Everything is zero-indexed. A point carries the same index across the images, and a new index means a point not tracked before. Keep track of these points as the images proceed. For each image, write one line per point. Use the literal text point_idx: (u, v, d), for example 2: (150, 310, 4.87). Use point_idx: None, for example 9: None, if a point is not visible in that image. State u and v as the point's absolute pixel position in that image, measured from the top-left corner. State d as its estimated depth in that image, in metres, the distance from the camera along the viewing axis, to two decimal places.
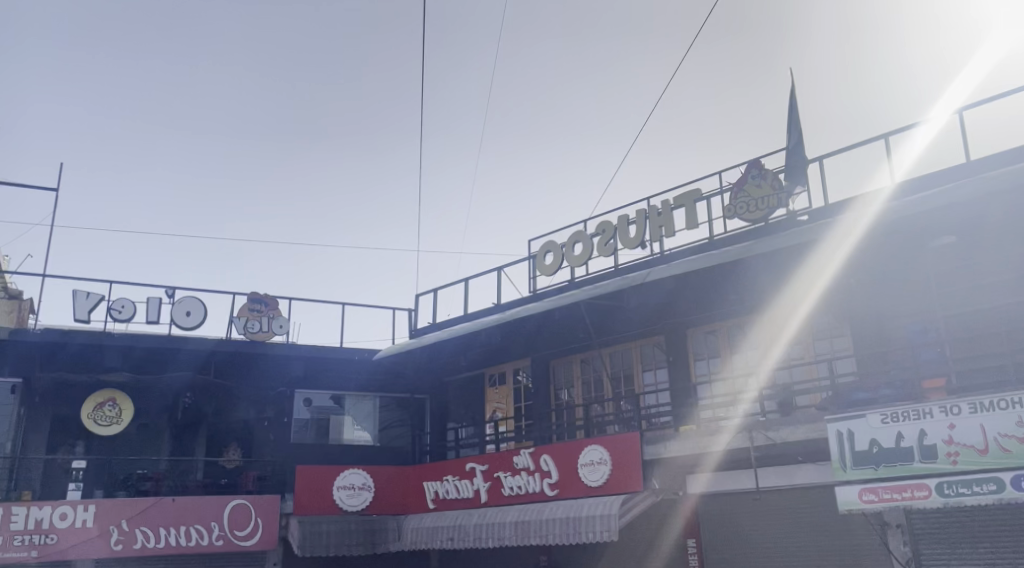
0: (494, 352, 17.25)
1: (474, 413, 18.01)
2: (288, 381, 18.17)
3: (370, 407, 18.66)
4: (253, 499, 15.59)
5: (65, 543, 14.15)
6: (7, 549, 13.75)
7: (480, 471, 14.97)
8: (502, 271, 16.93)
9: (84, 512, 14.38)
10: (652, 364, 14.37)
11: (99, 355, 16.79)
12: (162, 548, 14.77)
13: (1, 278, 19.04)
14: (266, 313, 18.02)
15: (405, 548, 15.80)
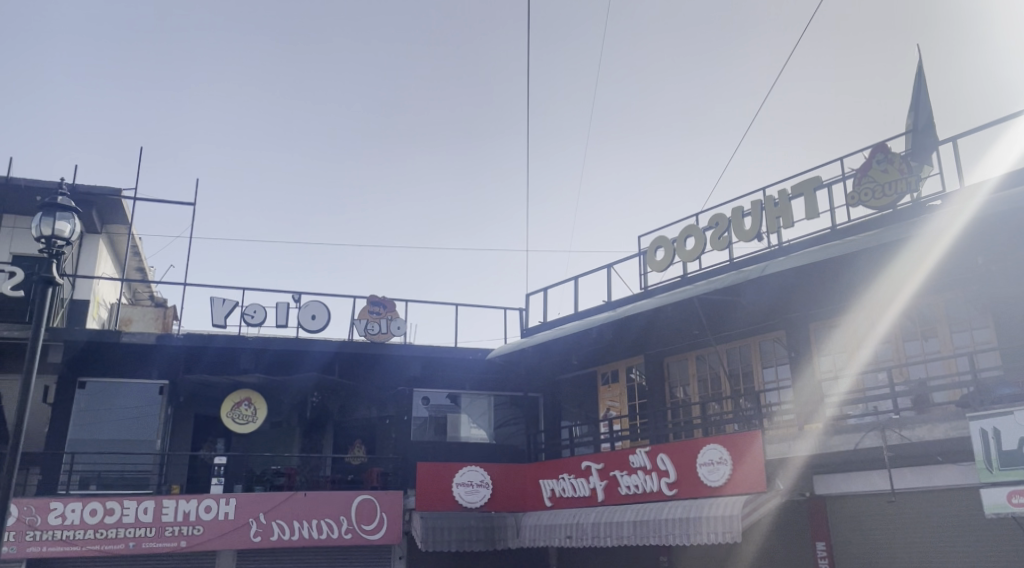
0: (607, 349, 17.25)
1: (588, 411, 18.09)
2: (407, 381, 18.68)
3: (485, 405, 19.07)
4: (378, 494, 16.13)
5: (210, 534, 15.03)
6: (159, 540, 14.73)
7: (596, 469, 15.04)
8: (612, 267, 16.97)
9: (226, 505, 15.23)
10: (773, 361, 14.12)
11: (235, 358, 17.78)
12: (296, 540, 15.48)
13: (147, 287, 20.45)
14: (384, 315, 18.63)
15: (523, 545, 16.06)
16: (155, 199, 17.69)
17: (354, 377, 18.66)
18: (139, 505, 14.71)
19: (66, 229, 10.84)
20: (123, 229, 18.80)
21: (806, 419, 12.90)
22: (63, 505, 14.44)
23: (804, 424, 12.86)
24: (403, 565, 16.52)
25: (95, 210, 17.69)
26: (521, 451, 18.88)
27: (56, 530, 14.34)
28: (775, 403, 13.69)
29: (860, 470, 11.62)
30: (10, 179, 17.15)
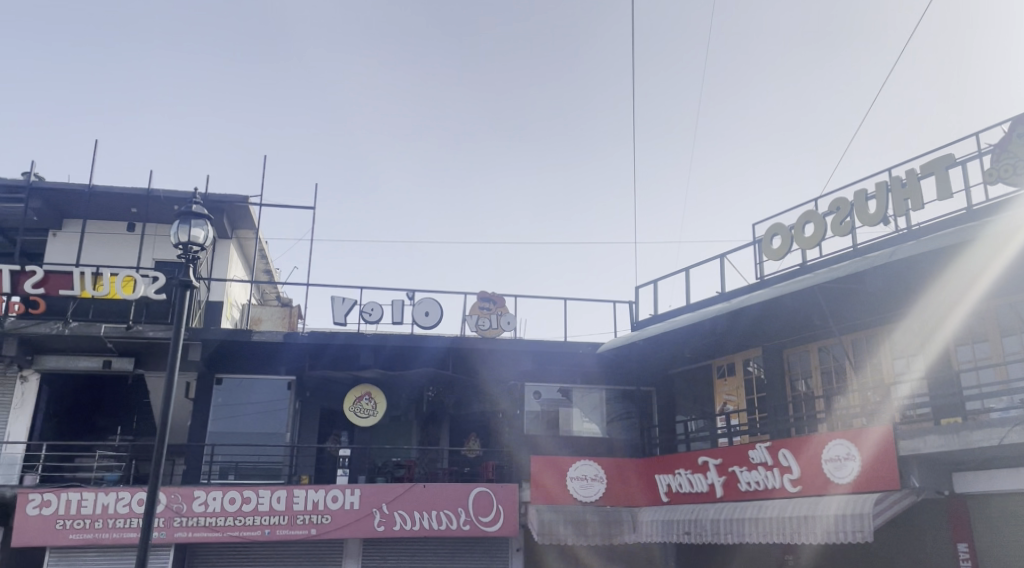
0: (724, 342, 17.09)
1: (703, 405, 17.97)
2: (519, 374, 19.16)
3: (597, 399, 19.26)
4: (494, 486, 16.52)
5: (337, 523, 15.80)
6: (291, 527, 15.61)
7: (714, 465, 15.01)
8: (724, 257, 16.83)
9: (351, 495, 15.96)
10: (903, 353, 13.72)
11: (355, 354, 18.54)
12: (417, 531, 16.05)
13: (272, 288, 21.57)
14: (494, 311, 19.04)
15: (641, 540, 16.18)
16: (279, 204, 18.67)
17: (466, 372, 19.13)
18: (272, 494, 15.65)
19: (200, 235, 11.63)
20: (252, 234, 19.89)
21: (944, 412, 12.52)
22: (204, 494, 15.55)
23: (942, 417, 12.51)
24: (521, 556, 16.91)
25: (225, 217, 18.81)
26: (636, 446, 18.99)
27: (199, 516, 15.46)
28: (908, 395, 13.38)
29: (1011, 466, 11.55)
30: (150, 191, 18.39)
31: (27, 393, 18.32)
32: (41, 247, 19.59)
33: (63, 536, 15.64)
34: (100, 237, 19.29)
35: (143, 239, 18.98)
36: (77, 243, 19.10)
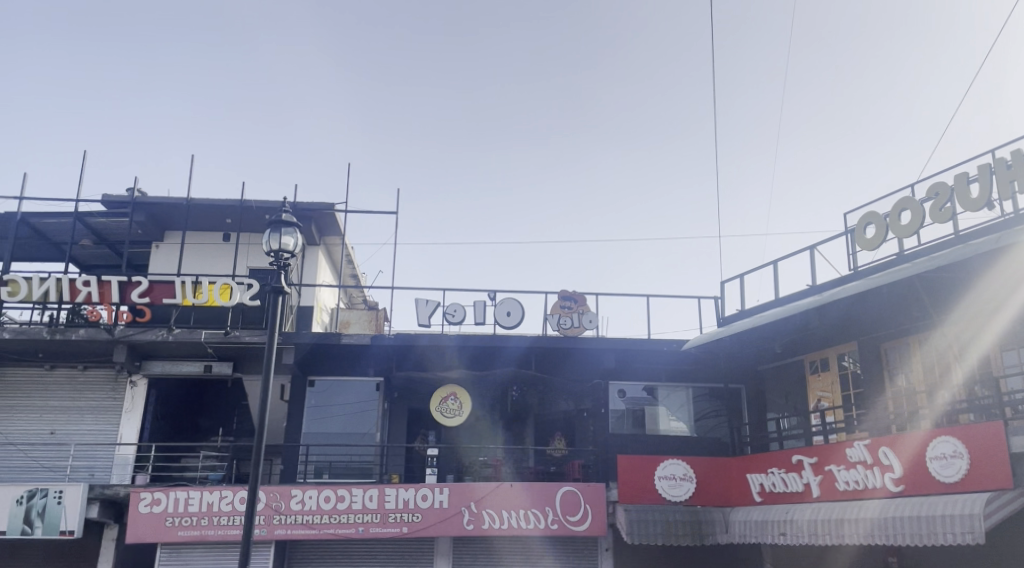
0: (817, 336, 16.73)
1: (796, 402, 17.63)
2: (602, 373, 19.12)
3: (684, 397, 19.24)
4: (581, 486, 16.54)
5: (427, 521, 16.08)
6: (384, 525, 16.00)
7: (809, 464, 14.73)
8: (815, 249, 16.51)
9: (440, 494, 16.22)
10: (1014, 344, 13.21)
11: (439, 355, 18.90)
12: (506, 530, 16.20)
13: (356, 292, 22.09)
14: (576, 309, 19.10)
15: (733, 541, 15.97)
16: (365, 210, 19.66)
17: (549, 371, 19.35)
18: (366, 493, 16.08)
19: (291, 242, 11.99)
20: (338, 239, 20.50)
21: None
22: (301, 493, 16.06)
23: None
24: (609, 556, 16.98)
25: (313, 224, 19.42)
26: (724, 444, 18.82)
27: (297, 514, 15.97)
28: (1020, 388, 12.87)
29: None
30: (243, 202, 19.06)
31: (137, 396, 19.84)
32: (144, 258, 20.50)
33: (174, 533, 16.83)
34: (197, 247, 20.12)
35: (237, 248, 19.68)
36: (177, 254, 19.90)
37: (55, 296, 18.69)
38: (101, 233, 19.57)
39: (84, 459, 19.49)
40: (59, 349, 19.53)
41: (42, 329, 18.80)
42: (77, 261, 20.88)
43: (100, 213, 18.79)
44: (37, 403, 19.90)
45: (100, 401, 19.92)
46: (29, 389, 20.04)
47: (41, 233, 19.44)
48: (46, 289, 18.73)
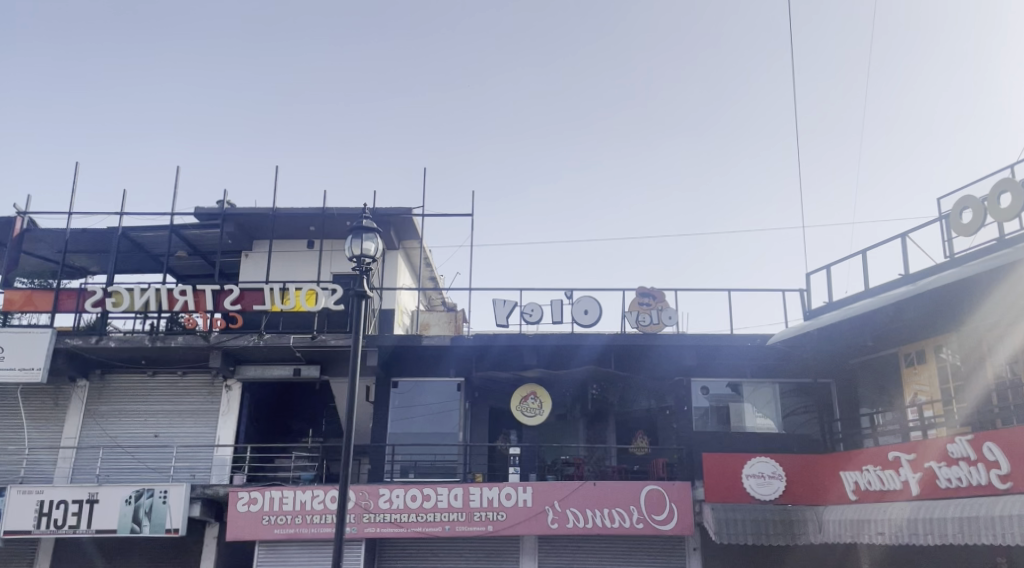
0: (912, 327, 16.30)
1: (892, 395, 17.21)
2: (685, 370, 21.12)
3: (771, 393, 20.93)
4: (665, 486, 17.74)
5: (512, 520, 17.75)
6: (472, 524, 17.77)
7: (907, 461, 14.39)
8: (907, 236, 16.10)
9: (523, 493, 17.84)
10: None
11: (520, 355, 21.10)
12: (589, 527, 17.55)
13: (435, 296, 22.61)
14: (655, 305, 20.56)
15: (827, 541, 15.82)
16: (442, 215, 21.48)
17: (630, 368, 21.34)
18: (451, 493, 17.99)
19: (370, 246, 12.28)
20: (416, 243, 21.22)
21: None
22: (387, 491, 17.80)
23: None
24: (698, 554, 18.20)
25: (392, 229, 20.11)
26: (812, 439, 20.37)
27: (382, 513, 17.68)
28: None
29: None
30: (326, 210, 19.58)
31: (232, 399, 20.64)
32: (235, 266, 21.17)
33: (269, 530, 19.29)
34: (283, 255, 20.71)
35: (321, 254, 20.17)
36: (265, 262, 20.52)
37: (155, 306, 19.68)
38: (195, 244, 20.28)
39: (185, 460, 20.37)
40: (158, 356, 20.36)
41: (144, 337, 19.66)
42: (172, 271, 21.65)
43: (194, 225, 19.51)
44: (140, 406, 20.83)
45: (198, 405, 20.75)
46: (133, 394, 20.95)
47: (139, 245, 20.23)
48: (146, 299, 19.70)
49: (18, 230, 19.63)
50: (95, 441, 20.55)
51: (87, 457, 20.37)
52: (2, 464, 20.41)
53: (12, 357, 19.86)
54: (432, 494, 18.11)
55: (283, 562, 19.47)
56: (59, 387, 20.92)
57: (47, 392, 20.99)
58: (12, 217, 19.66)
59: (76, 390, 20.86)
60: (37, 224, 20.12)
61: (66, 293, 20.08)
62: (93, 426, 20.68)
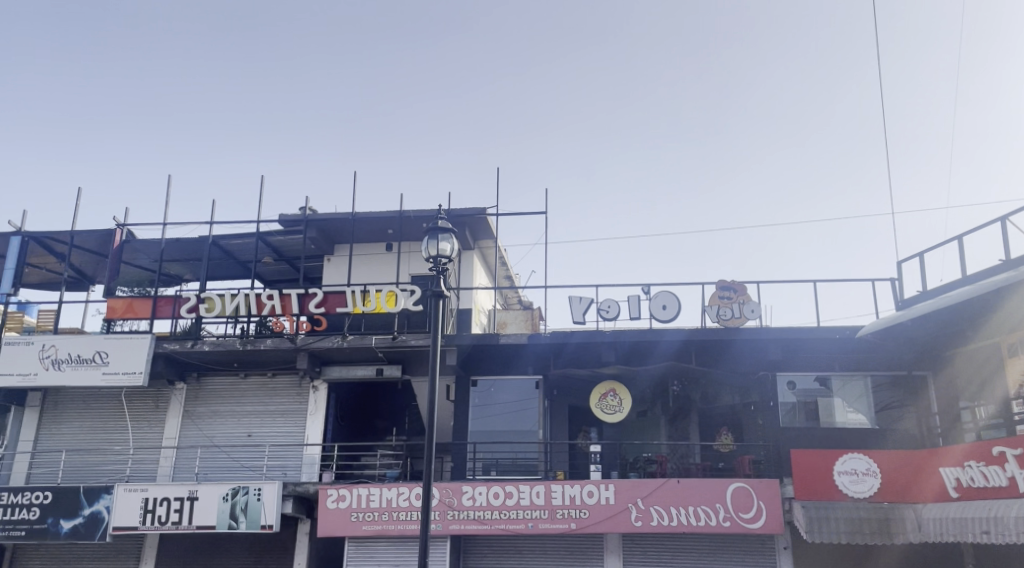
0: (1013, 316, 15.82)
1: (996, 388, 16.72)
2: (769, 365, 21.48)
3: (863, 385, 21.22)
4: (753, 484, 18.59)
5: (594, 517, 18.84)
6: (555, 521, 18.91)
7: (1011, 456, 14.63)
8: (1006, 220, 15.58)
9: (606, 490, 18.93)
10: None
11: (599, 352, 21.50)
12: (674, 524, 18.57)
13: (512, 294, 22.80)
14: (735, 299, 21.26)
15: (926, 539, 16.77)
16: (517, 212, 21.89)
17: (711, 363, 21.93)
18: (532, 490, 19.08)
19: (447, 247, 12.56)
20: (491, 243, 21.58)
21: None
22: (471, 489, 19.28)
23: None
24: (788, 553, 18.99)
25: (468, 229, 20.59)
26: (909, 435, 20.63)
27: (468, 510, 19.18)
28: None
29: None
30: (403, 212, 19.94)
31: (319, 400, 21.15)
32: (319, 271, 21.64)
33: (358, 526, 19.83)
34: (364, 257, 21.15)
35: (400, 256, 20.51)
36: (347, 266, 20.97)
37: (245, 310, 20.32)
38: (280, 250, 20.84)
39: (277, 459, 21.05)
40: (249, 359, 21.02)
41: (235, 341, 20.36)
42: (261, 277, 22.25)
43: (278, 231, 20.10)
44: (233, 407, 21.55)
45: (288, 405, 21.36)
46: (226, 395, 21.69)
47: (229, 252, 20.90)
48: (237, 303, 20.36)
49: (118, 241, 20.55)
50: (193, 441, 21.35)
51: (187, 457, 21.23)
52: (109, 464, 21.41)
53: (117, 362, 20.79)
54: (514, 492, 19.19)
55: (372, 558, 19.98)
56: (159, 390, 21.78)
57: (149, 395, 21.88)
58: (113, 229, 20.56)
59: (175, 393, 21.70)
60: (136, 235, 20.99)
61: (164, 299, 20.81)
62: (191, 427, 21.49)
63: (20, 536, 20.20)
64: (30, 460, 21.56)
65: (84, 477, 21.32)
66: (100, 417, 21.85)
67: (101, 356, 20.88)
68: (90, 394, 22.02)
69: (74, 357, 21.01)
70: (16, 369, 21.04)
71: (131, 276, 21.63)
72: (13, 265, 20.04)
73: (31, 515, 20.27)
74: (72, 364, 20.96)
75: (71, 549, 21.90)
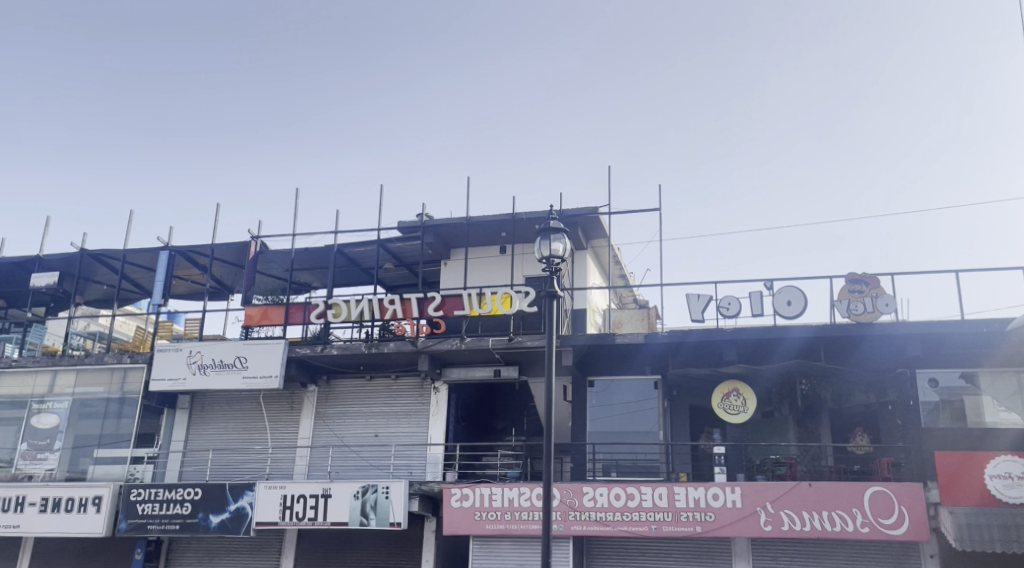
0: None
1: None
2: (907, 362, 20.39)
3: (1013, 383, 19.78)
4: (893, 488, 17.68)
5: (721, 520, 18.42)
6: (680, 523, 18.62)
7: None
8: None
9: (732, 493, 18.48)
10: None
11: (720, 351, 21.02)
12: (807, 530, 17.93)
13: (627, 295, 22.75)
14: (867, 293, 20.26)
15: None
16: (630, 210, 21.79)
17: (841, 361, 21.02)
18: (655, 492, 18.85)
19: (561, 247, 12.66)
20: (603, 242, 21.67)
21: None
22: (591, 490, 19.25)
23: None
24: (935, 562, 18.00)
25: (580, 229, 20.78)
26: None
27: (589, 511, 19.17)
28: None
29: None
30: (516, 215, 20.24)
31: (440, 400, 21.77)
32: (437, 275, 22.28)
33: (482, 525, 20.19)
34: (480, 260, 21.61)
35: (514, 259, 20.85)
36: (463, 270, 21.47)
37: (369, 315, 21.06)
38: (399, 256, 21.59)
39: (402, 458, 21.77)
40: (373, 361, 21.88)
41: (361, 344, 21.23)
42: (382, 282, 23.13)
43: (398, 238, 20.84)
44: (361, 409, 22.47)
45: (411, 406, 22.08)
46: (354, 397, 22.65)
47: (352, 260, 21.86)
48: (361, 308, 21.13)
49: (253, 252, 21.90)
50: (324, 441, 22.40)
51: (319, 456, 22.25)
52: (251, 463, 22.75)
53: (255, 366, 22.10)
54: (636, 493, 19.04)
55: (496, 557, 20.34)
56: (294, 392, 23.01)
57: (284, 397, 23.14)
58: (248, 242, 21.93)
59: (308, 395, 22.87)
60: (268, 246, 22.31)
61: (295, 306, 21.86)
62: (323, 427, 22.56)
63: (174, 529, 21.55)
64: (182, 458, 23.29)
65: (229, 475, 22.76)
66: (242, 419, 23.31)
67: (241, 361, 22.25)
68: (231, 397, 23.55)
69: (217, 362, 22.48)
70: (167, 374, 22.76)
71: (265, 285, 22.97)
72: (161, 277, 21.67)
73: (184, 510, 21.59)
74: (216, 368, 22.44)
75: (218, 543, 23.32)
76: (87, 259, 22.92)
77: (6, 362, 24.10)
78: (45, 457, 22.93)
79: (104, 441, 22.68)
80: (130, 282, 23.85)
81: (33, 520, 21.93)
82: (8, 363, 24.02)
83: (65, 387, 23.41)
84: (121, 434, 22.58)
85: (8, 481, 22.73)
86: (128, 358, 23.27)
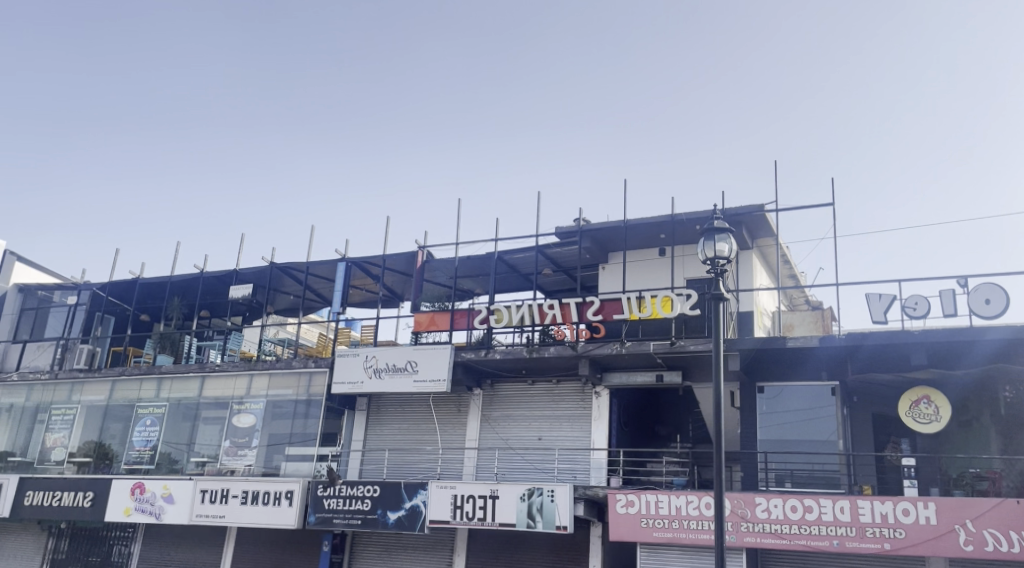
0: None
1: None
2: None
3: None
4: None
5: (913, 538, 16.92)
6: (865, 540, 17.28)
7: None
8: None
9: (925, 509, 16.93)
10: None
11: (906, 355, 19.32)
12: (1016, 552, 16.08)
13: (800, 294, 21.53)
14: None
15: None
16: (799, 205, 20.57)
17: None
18: (836, 505, 17.62)
19: (726, 247, 11.87)
20: (772, 241, 20.66)
21: None
22: (765, 501, 18.29)
23: None
24: None
25: (745, 229, 19.90)
26: None
27: (763, 522, 18.21)
28: None
29: None
30: (675, 216, 19.64)
31: (603, 406, 21.61)
32: (596, 279, 22.09)
33: (649, 533, 19.75)
34: (640, 263, 21.19)
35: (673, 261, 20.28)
36: (621, 273, 21.16)
37: (529, 320, 21.18)
38: (558, 261, 21.57)
39: (568, 462, 21.74)
40: (536, 366, 22.05)
41: (523, 349, 21.41)
42: (542, 288, 23.27)
43: (555, 243, 20.81)
44: (526, 413, 22.66)
45: (576, 411, 22.02)
46: (519, 401, 22.90)
47: (512, 266, 22.13)
48: (522, 313, 21.27)
49: (421, 261, 22.70)
50: (492, 443, 22.80)
51: (487, 459, 22.66)
52: (425, 463, 23.59)
53: (425, 370, 22.85)
54: (815, 506, 17.89)
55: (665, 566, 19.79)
56: (461, 396, 23.62)
57: (453, 400, 23.81)
58: (415, 251, 22.73)
59: (475, 398, 23.38)
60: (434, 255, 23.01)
61: (460, 312, 22.30)
62: (489, 431, 22.98)
63: (356, 524, 22.63)
64: (362, 457, 24.55)
65: (404, 474, 23.68)
66: (416, 421, 24.21)
67: (412, 365, 23.08)
68: (405, 399, 24.57)
69: (391, 366, 23.45)
70: (347, 378, 24.05)
71: (433, 292, 23.74)
72: (339, 287, 22.92)
73: (364, 506, 22.65)
74: (389, 372, 23.41)
75: (397, 539, 24.29)
76: (276, 272, 24.61)
77: (211, 366, 26.39)
78: (244, 454, 24.79)
79: (294, 439, 24.23)
80: (314, 292, 25.47)
81: (235, 511, 23.77)
82: (212, 368, 26.29)
83: (260, 389, 25.31)
84: (309, 433, 24.07)
85: (214, 475, 24.81)
86: (313, 363, 24.80)
